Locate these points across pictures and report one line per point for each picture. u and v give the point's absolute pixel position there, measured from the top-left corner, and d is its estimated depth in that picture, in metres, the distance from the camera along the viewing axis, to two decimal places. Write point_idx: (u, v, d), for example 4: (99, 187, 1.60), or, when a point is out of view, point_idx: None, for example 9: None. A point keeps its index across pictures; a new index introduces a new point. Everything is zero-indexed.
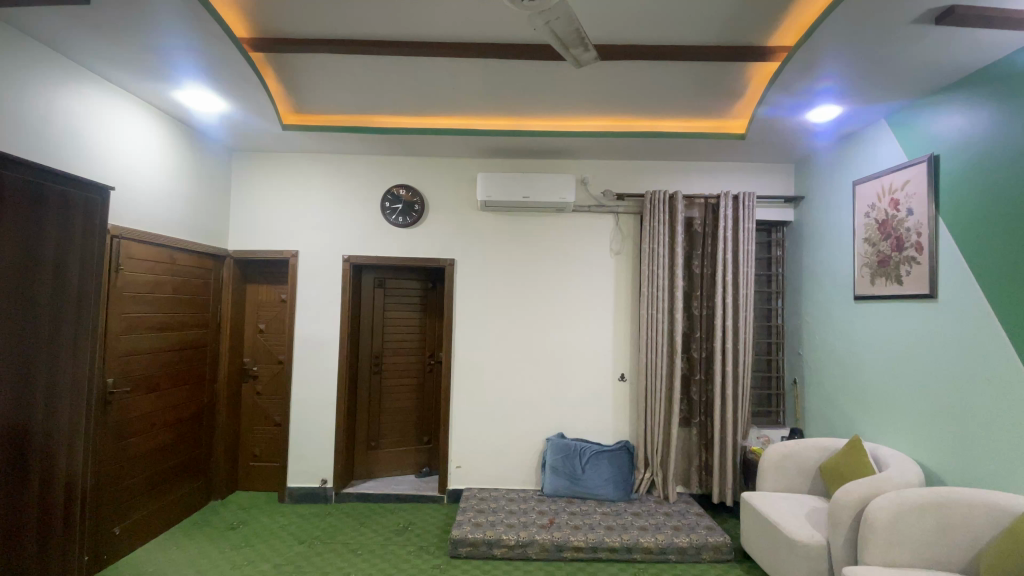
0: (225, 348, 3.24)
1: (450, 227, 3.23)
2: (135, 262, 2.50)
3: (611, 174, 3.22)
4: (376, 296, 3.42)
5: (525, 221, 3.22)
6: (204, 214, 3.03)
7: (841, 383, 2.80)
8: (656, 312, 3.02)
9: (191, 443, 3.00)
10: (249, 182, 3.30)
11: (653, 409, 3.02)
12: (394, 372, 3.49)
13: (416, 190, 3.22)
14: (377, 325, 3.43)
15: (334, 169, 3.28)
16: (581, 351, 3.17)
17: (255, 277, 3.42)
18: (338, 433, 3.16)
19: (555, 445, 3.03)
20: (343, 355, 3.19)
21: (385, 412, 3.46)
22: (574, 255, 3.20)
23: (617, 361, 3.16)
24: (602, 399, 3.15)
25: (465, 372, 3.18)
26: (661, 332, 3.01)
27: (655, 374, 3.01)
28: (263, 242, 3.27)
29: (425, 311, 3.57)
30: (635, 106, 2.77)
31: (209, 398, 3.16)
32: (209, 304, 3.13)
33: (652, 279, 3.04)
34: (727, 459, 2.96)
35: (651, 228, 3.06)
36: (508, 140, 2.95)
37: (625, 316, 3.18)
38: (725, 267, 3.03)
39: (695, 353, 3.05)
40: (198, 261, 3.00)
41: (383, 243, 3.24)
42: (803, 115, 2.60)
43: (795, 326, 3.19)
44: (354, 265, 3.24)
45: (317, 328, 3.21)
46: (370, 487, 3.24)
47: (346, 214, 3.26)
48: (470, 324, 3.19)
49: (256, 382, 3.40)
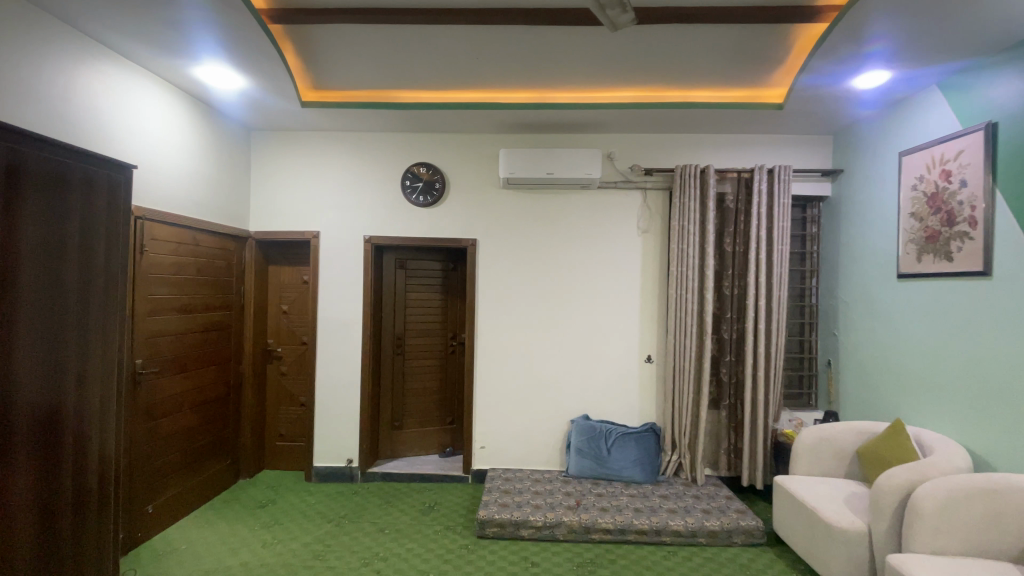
0: (250, 329, 3.25)
1: (472, 206, 3.15)
2: (159, 243, 2.51)
3: (639, 149, 3.09)
4: (398, 278, 3.39)
5: (549, 198, 3.12)
6: (224, 195, 3.00)
7: (880, 365, 2.69)
8: (686, 291, 2.93)
9: (219, 423, 3.05)
10: (269, 163, 3.26)
11: (681, 391, 2.94)
12: (417, 353, 3.47)
13: (436, 168, 3.15)
14: (400, 307, 3.40)
15: (353, 147, 3.22)
16: (607, 333, 3.10)
17: (277, 259, 3.40)
18: (364, 414, 3.17)
19: (580, 427, 2.99)
20: (367, 337, 3.17)
21: (408, 393, 3.45)
22: (599, 233, 3.10)
23: (643, 342, 3.09)
24: (629, 381, 3.09)
25: (488, 354, 3.14)
26: (691, 312, 2.92)
27: (684, 355, 2.94)
28: (284, 223, 3.24)
29: (446, 292, 3.53)
30: (666, 76, 2.63)
31: (236, 379, 3.19)
32: (233, 285, 3.13)
33: (682, 257, 2.94)
34: (758, 442, 2.88)
35: (681, 205, 2.95)
36: (532, 114, 2.84)
37: (652, 296, 3.09)
38: (759, 245, 2.91)
39: (726, 334, 2.96)
40: (221, 243, 2.99)
41: (404, 223, 3.19)
42: (846, 82, 2.45)
43: (831, 306, 3.06)
44: (375, 245, 3.20)
45: (339, 309, 3.19)
46: (395, 466, 3.25)
47: (366, 193, 3.21)
48: (493, 306, 3.14)
49: (281, 363, 3.42)
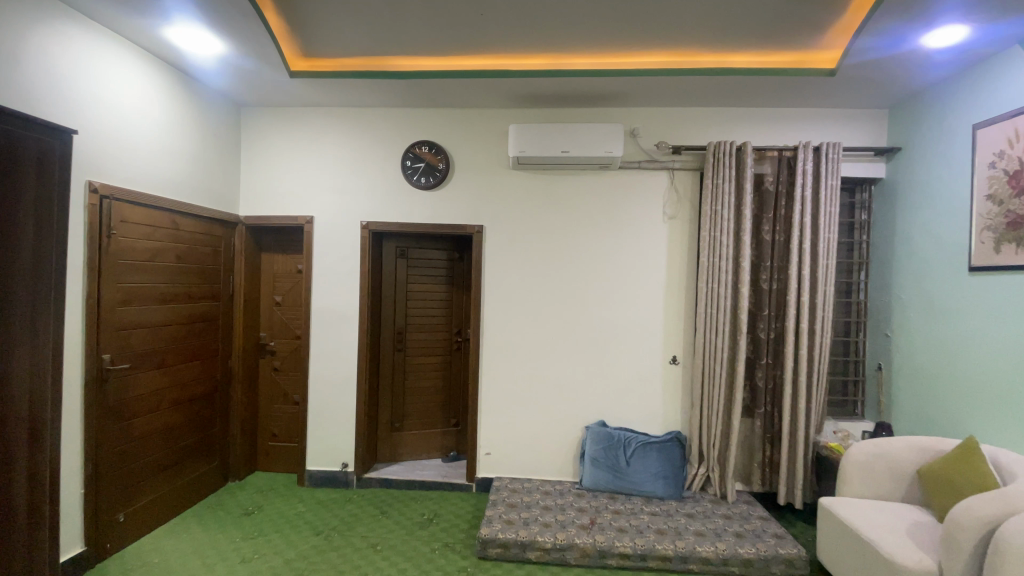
0: (240, 321, 3.02)
1: (479, 188, 2.85)
2: (130, 226, 2.28)
3: (665, 125, 2.76)
4: (399, 268, 3.11)
5: (564, 180, 2.81)
6: (208, 176, 2.76)
7: (945, 372, 2.32)
8: (717, 285, 2.60)
9: (205, 422, 2.83)
10: (260, 142, 3.01)
11: (711, 396, 2.63)
12: (419, 350, 3.20)
13: (440, 147, 2.86)
14: (401, 300, 3.13)
15: (350, 124, 2.95)
16: (627, 331, 2.79)
17: (270, 247, 3.16)
18: (359, 415, 2.92)
19: (596, 435, 2.70)
20: (363, 331, 2.91)
21: (410, 393, 3.19)
22: (620, 219, 2.79)
23: (668, 342, 2.77)
24: (651, 385, 2.77)
25: (495, 353, 2.85)
26: (722, 309, 2.59)
27: (713, 357, 2.62)
28: (277, 208, 3.00)
29: (451, 284, 3.25)
30: (699, 38, 2.29)
31: (224, 375, 2.97)
32: (220, 274, 2.90)
33: (714, 246, 2.61)
34: (798, 455, 2.56)
35: (714, 187, 2.62)
36: (545, 84, 2.53)
37: (679, 291, 2.76)
38: (802, 234, 2.57)
39: (762, 333, 2.62)
40: (205, 228, 2.76)
41: (404, 207, 2.91)
42: (913, 42, 2.07)
43: (883, 304, 2.70)
44: (373, 232, 2.93)
45: (333, 301, 2.93)
46: (393, 472, 3.00)
47: (363, 174, 2.93)
48: (500, 299, 2.85)
49: (274, 359, 3.19)
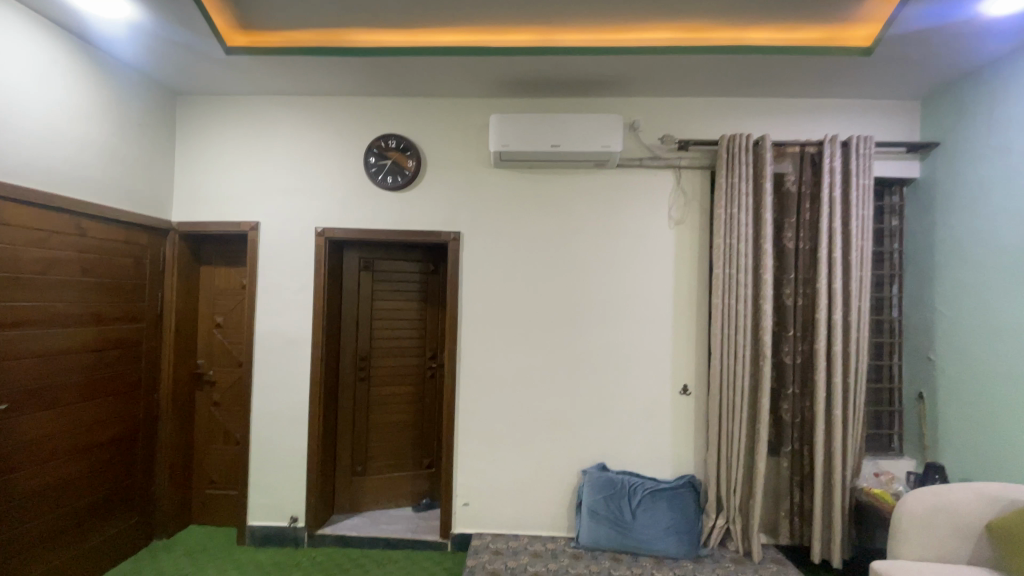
0: (170, 347, 2.54)
1: (455, 189, 2.44)
2: (14, 230, 1.81)
3: (670, 117, 2.39)
4: (362, 283, 2.66)
5: (554, 180, 2.42)
6: (129, 173, 2.31)
7: (1008, 404, 1.94)
8: (735, 301, 2.21)
9: (121, 471, 2.33)
10: (200, 137, 2.58)
11: (729, 433, 2.21)
12: (386, 379, 2.73)
13: (408, 142, 2.44)
14: (364, 320, 2.67)
15: (304, 115, 2.52)
16: (631, 356, 2.38)
17: (211, 259, 2.71)
18: (311, 460, 2.44)
19: (594, 481, 2.26)
20: (317, 358, 2.44)
21: (375, 430, 2.71)
22: (619, 225, 2.39)
23: (677, 368, 2.36)
24: (658, 418, 2.36)
25: (474, 382, 2.41)
26: (741, 329, 2.20)
27: (733, 386, 2.21)
28: (218, 212, 2.55)
29: (425, 301, 2.80)
30: (714, 9, 1.93)
31: (149, 411, 2.47)
32: (145, 290, 2.43)
33: (732, 256, 2.22)
34: (836, 504, 2.15)
35: (730, 186, 2.24)
36: (531, 64, 2.14)
37: (689, 309, 2.36)
38: (832, 240, 2.20)
39: (787, 358, 2.23)
40: (123, 234, 2.29)
41: (366, 212, 2.47)
42: (974, 6, 1.73)
43: (924, 323, 2.34)
44: (330, 240, 2.49)
45: (282, 322, 2.47)
46: (353, 526, 2.51)
47: (319, 173, 2.50)
48: (480, 319, 2.42)
49: (213, 391, 2.70)
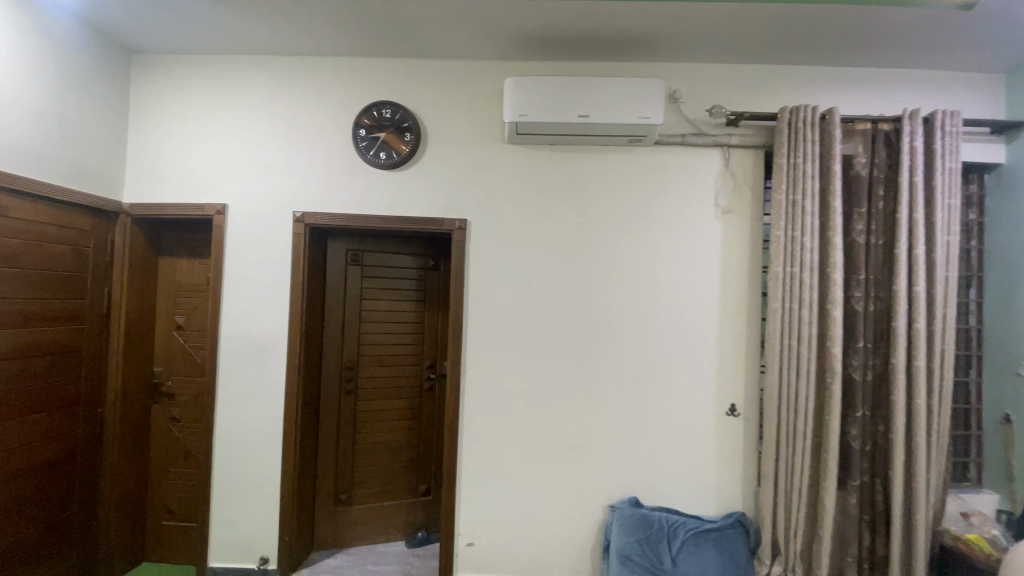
0: (118, 353, 2.13)
1: (462, 169, 2.05)
2: None
3: (716, 87, 2.03)
4: (349, 279, 2.26)
5: (578, 159, 2.04)
6: (67, 141, 1.89)
7: None
8: (799, 306, 1.83)
9: (55, 504, 1.91)
10: (159, 104, 2.18)
11: (790, 464, 1.85)
12: (377, 393, 2.33)
13: (406, 111, 2.05)
14: (351, 323, 2.27)
15: (282, 79, 2.13)
16: (669, 370, 2.00)
17: (173, 248, 2.30)
18: (286, 489, 2.04)
19: (626, 521, 1.88)
20: (294, 369, 2.05)
21: (362, 452, 2.31)
22: (656, 214, 2.02)
23: (724, 384, 1.99)
24: (700, 443, 1.99)
25: (481, 399, 2.02)
26: (806, 339, 1.83)
27: (794, 409, 1.84)
28: (179, 193, 2.15)
29: (423, 301, 2.41)
30: None
31: (90, 430, 2.05)
32: (88, 285, 2.02)
33: (794, 252, 1.85)
34: (919, 551, 1.79)
35: (792, 168, 1.87)
36: (558, 15, 1.75)
37: (739, 315, 1.99)
38: (914, 234, 1.84)
39: (857, 373, 1.86)
40: (58, 216, 1.87)
41: (353, 194, 2.07)
42: None
43: (1012, 334, 1.98)
44: (311, 227, 2.09)
45: (252, 325, 2.07)
46: (335, 567, 2.12)
47: (300, 148, 2.10)
48: (489, 324, 2.03)
49: (172, 405, 2.30)
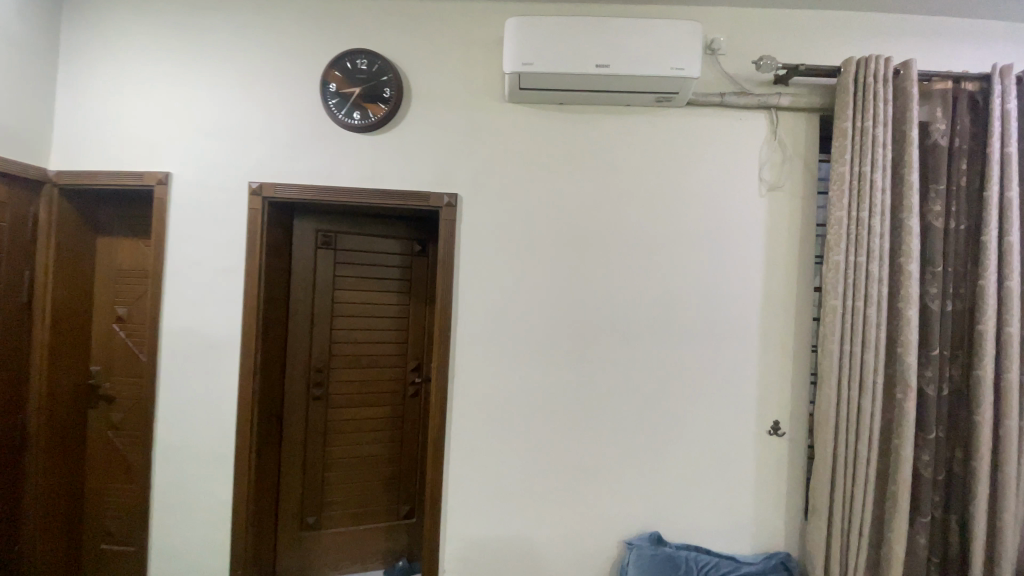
0: (43, 351, 1.79)
1: (452, 134, 1.70)
2: None
3: (763, 36, 1.67)
4: (320, 265, 1.92)
5: (593, 123, 1.69)
6: None
7: None
8: (864, 304, 1.49)
9: None
10: (92, 51, 1.81)
11: (848, 497, 1.51)
12: (351, 399, 1.99)
13: (385, 62, 1.68)
14: (322, 317, 1.93)
15: (237, 24, 1.76)
16: (700, 379, 1.67)
17: (114, 227, 1.96)
18: (238, 515, 1.70)
19: (646, 564, 1.53)
20: (248, 371, 1.70)
21: (334, 468, 1.98)
22: (687, 191, 1.67)
23: (764, 397, 1.66)
24: (735, 467, 1.66)
25: (473, 410, 1.68)
26: (872, 345, 1.48)
27: (854, 429, 1.50)
28: (115, 160, 1.79)
29: (408, 293, 2.06)
30: None
31: (7, 442, 1.72)
32: (4, 269, 1.67)
33: (859, 238, 1.50)
34: None
35: (859, 134, 1.52)
36: None
37: (784, 314, 1.66)
38: (1008, 217, 1.49)
39: (931, 387, 1.52)
40: None
41: (321, 163, 1.72)
42: None
43: None
44: (272, 203, 1.74)
45: (201, 319, 1.73)
46: None
47: (258, 106, 1.74)
48: (484, 322, 1.69)
49: (113, 410, 1.97)
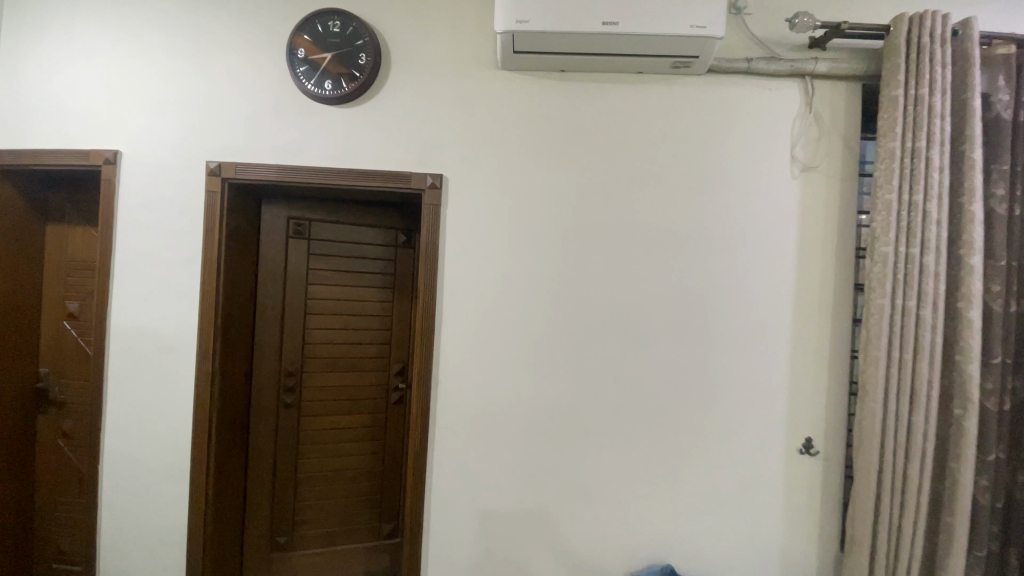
0: None
1: (437, 107, 1.49)
2: None
3: None
4: (292, 258, 1.72)
5: (599, 94, 1.47)
6: None
7: None
8: (917, 304, 1.27)
9: None
10: (30, 10, 1.59)
11: (894, 529, 1.29)
12: (327, 406, 1.79)
13: (359, 23, 1.47)
14: (294, 316, 1.73)
15: None
16: (719, 389, 1.45)
17: (65, 214, 1.77)
18: (194, 539, 1.50)
19: None
20: (205, 376, 1.50)
21: (307, 482, 1.78)
22: (706, 172, 1.45)
23: (793, 409, 1.45)
24: (759, 489, 1.45)
25: (460, 423, 1.48)
26: (925, 352, 1.26)
27: (903, 450, 1.28)
28: (56, 137, 1.58)
29: (391, 289, 1.86)
30: None
31: None
32: None
33: (912, 226, 1.27)
34: None
35: (911, 103, 1.29)
36: None
37: (817, 315, 1.44)
38: None
39: (991, 401, 1.30)
40: None
41: (289, 139, 1.51)
42: None
43: None
44: (233, 185, 1.54)
45: (154, 315, 1.53)
46: None
47: (217, 75, 1.53)
48: (472, 322, 1.48)
49: (64, 417, 1.78)
